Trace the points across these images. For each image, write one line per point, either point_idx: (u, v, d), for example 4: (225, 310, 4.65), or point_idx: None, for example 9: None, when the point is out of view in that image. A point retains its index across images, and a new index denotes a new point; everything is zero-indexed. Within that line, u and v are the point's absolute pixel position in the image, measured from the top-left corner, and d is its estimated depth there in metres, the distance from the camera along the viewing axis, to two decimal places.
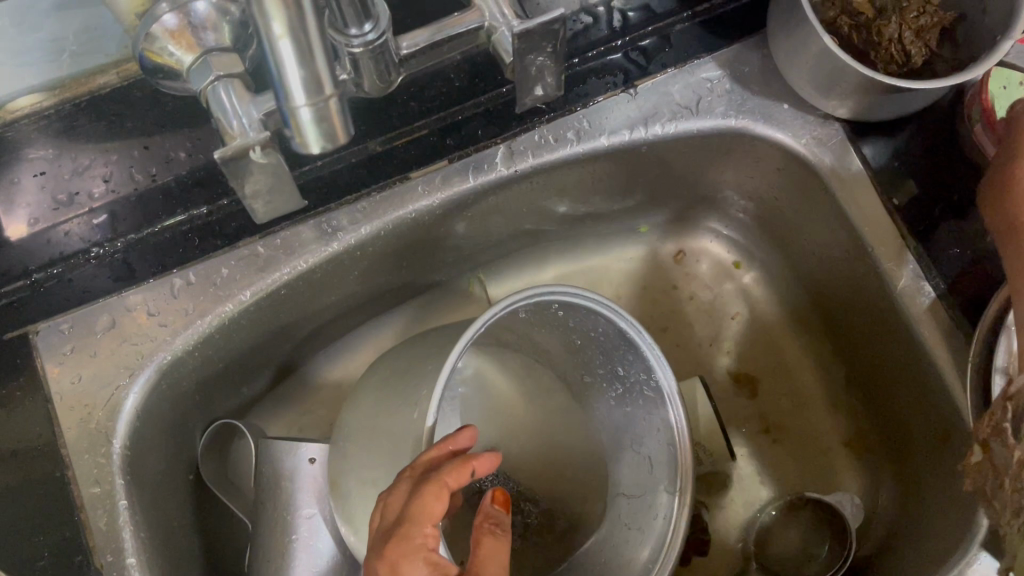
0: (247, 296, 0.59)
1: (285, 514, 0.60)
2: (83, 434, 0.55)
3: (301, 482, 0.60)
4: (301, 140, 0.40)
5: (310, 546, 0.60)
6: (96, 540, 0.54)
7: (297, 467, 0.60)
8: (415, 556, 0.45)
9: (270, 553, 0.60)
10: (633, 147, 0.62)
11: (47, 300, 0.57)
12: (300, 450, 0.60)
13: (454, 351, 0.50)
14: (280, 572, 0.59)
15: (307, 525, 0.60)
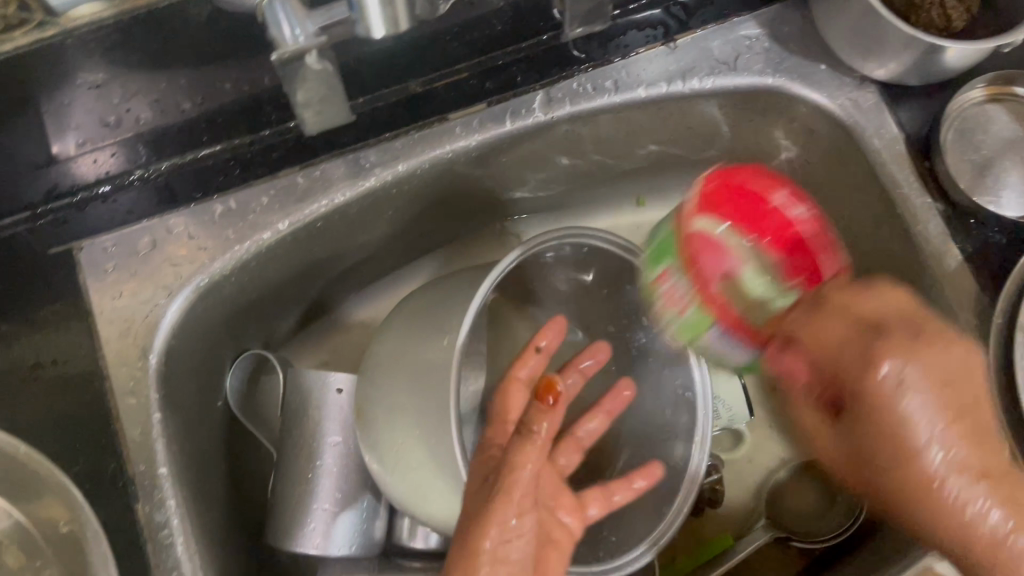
0: (285, 226, 0.60)
1: (311, 440, 0.62)
2: (122, 348, 0.57)
3: (329, 409, 0.62)
4: (364, 26, 0.45)
5: (334, 472, 0.62)
6: (131, 449, 0.55)
7: (324, 396, 0.62)
8: None
9: (296, 477, 0.62)
10: (669, 100, 0.63)
11: (93, 218, 0.59)
12: (328, 379, 0.62)
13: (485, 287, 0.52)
14: (305, 496, 0.61)
15: (333, 452, 0.62)
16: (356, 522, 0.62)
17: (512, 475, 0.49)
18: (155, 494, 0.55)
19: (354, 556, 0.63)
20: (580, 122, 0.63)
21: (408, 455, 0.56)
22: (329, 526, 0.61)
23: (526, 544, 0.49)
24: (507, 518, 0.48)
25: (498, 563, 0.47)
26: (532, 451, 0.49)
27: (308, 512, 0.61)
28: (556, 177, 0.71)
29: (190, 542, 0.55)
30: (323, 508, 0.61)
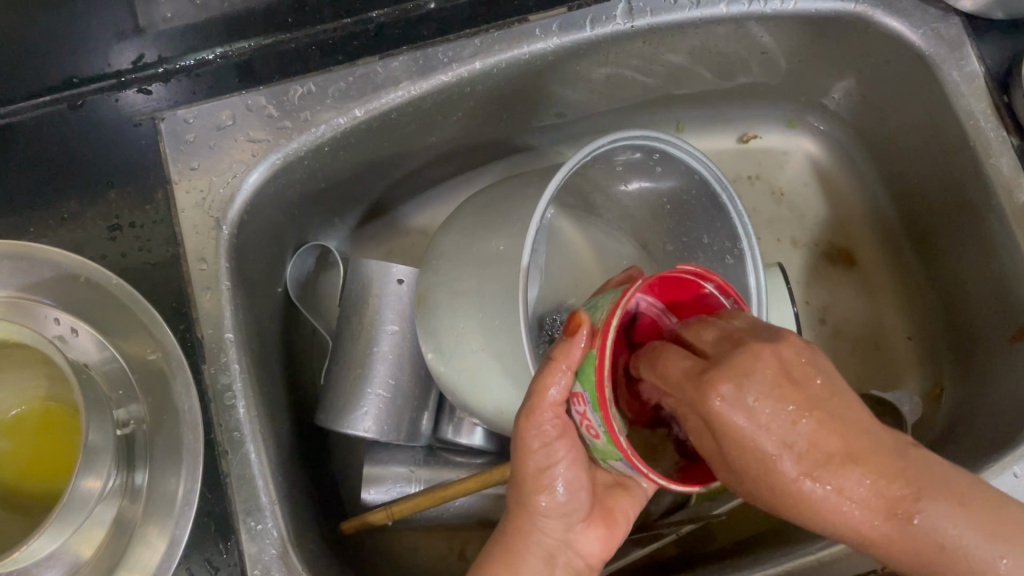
0: (361, 113, 0.61)
1: (370, 326, 0.63)
2: (197, 217, 0.58)
3: (391, 299, 0.63)
4: None
5: (390, 360, 0.63)
6: (200, 313, 0.57)
7: (385, 285, 0.63)
8: (545, 409, 0.47)
9: (352, 361, 0.63)
10: (749, 19, 0.62)
11: (176, 90, 0.61)
12: (390, 270, 0.63)
13: (563, 171, 0.52)
14: (360, 379, 0.63)
15: (390, 340, 0.63)
16: (405, 409, 0.64)
17: (528, 432, 0.48)
18: (220, 358, 0.56)
19: (402, 441, 0.65)
20: (658, 35, 0.63)
21: (462, 345, 0.57)
22: (382, 412, 0.63)
23: (578, 495, 0.51)
24: (553, 485, 0.50)
25: (562, 518, 0.51)
26: (547, 403, 0.47)
27: (363, 396, 0.63)
28: (624, 98, 0.71)
29: (250, 407, 0.56)
30: (376, 392, 0.63)
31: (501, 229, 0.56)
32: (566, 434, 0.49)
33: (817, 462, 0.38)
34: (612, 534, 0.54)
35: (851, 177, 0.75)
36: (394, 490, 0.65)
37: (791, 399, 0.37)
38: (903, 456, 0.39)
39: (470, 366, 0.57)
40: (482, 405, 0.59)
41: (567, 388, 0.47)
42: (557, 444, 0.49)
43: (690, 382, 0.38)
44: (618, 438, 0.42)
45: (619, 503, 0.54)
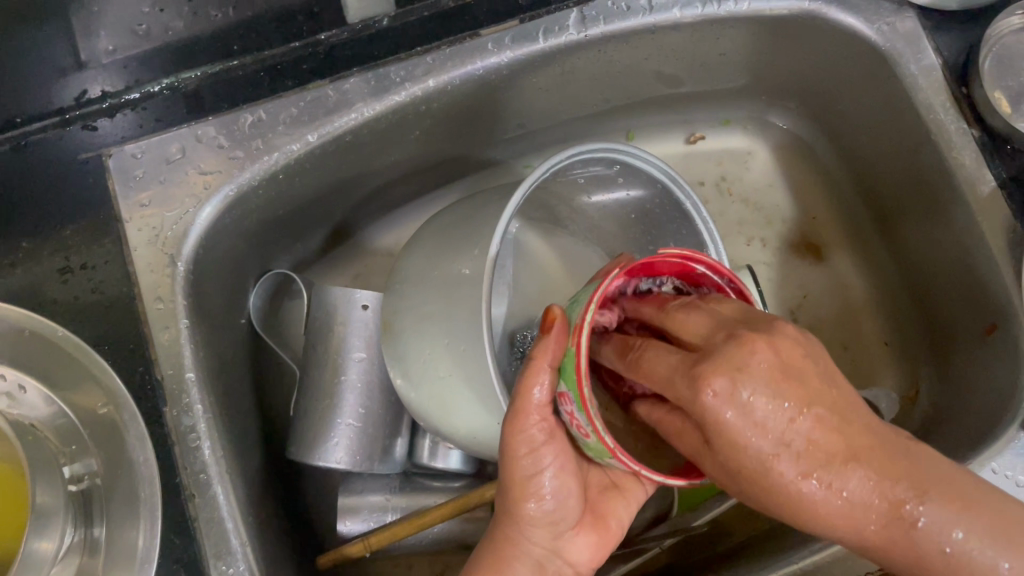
0: (315, 138, 0.59)
1: (335, 355, 0.62)
2: (151, 254, 0.57)
3: (356, 325, 0.62)
4: None
5: (359, 388, 0.62)
6: (159, 353, 0.55)
7: (350, 312, 0.62)
8: (530, 414, 0.47)
9: (320, 393, 0.62)
10: (704, 22, 0.61)
11: (122, 125, 0.59)
12: (354, 296, 0.62)
13: (518, 194, 0.51)
14: (330, 410, 0.62)
15: (358, 367, 0.62)
16: (377, 436, 0.63)
17: (516, 437, 0.47)
18: (183, 399, 0.55)
19: (376, 470, 0.63)
20: (613, 43, 0.62)
21: (430, 370, 0.55)
22: (354, 442, 0.62)
23: (567, 503, 0.50)
24: (540, 490, 0.49)
25: (549, 528, 0.50)
26: (531, 406, 0.46)
27: (332, 427, 0.61)
28: (584, 107, 0.70)
29: (216, 448, 0.55)
30: (348, 422, 0.61)
31: (464, 251, 0.54)
32: (553, 439, 0.48)
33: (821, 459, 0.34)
34: (602, 541, 0.53)
35: (816, 173, 0.75)
36: (371, 520, 0.64)
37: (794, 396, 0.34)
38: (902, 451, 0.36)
39: (439, 391, 0.55)
40: (453, 429, 0.58)
41: (551, 390, 0.46)
42: (544, 450, 0.48)
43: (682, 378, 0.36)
44: (603, 439, 0.41)
45: (613, 508, 0.53)
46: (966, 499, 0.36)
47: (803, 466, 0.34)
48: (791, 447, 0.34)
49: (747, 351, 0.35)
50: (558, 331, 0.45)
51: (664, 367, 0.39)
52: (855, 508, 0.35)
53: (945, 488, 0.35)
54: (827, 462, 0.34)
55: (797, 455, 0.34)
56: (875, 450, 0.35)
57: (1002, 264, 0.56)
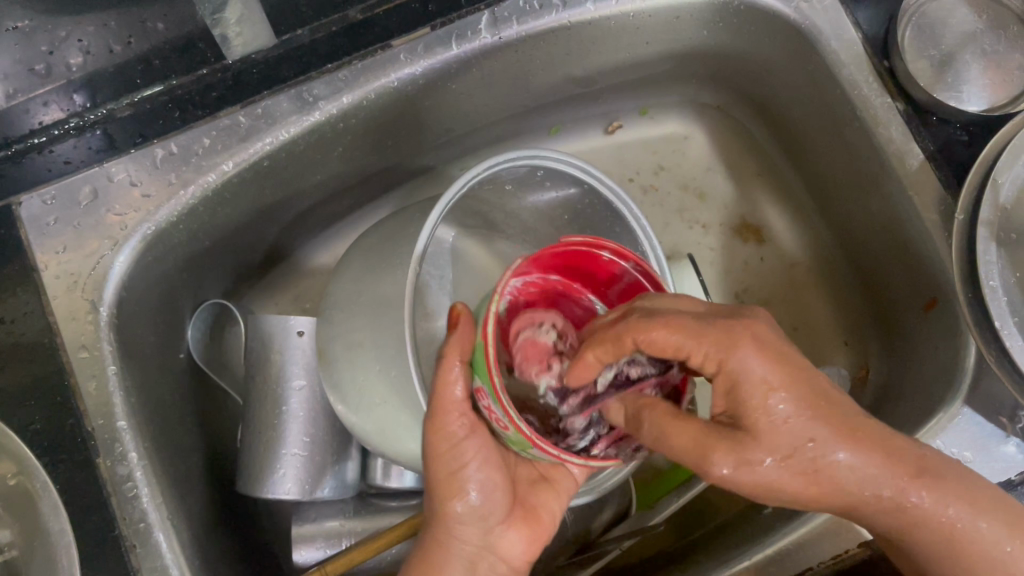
0: (230, 166, 0.58)
1: (274, 384, 0.61)
2: (70, 303, 0.55)
3: (291, 352, 0.61)
4: None
5: (302, 417, 0.61)
6: (87, 404, 0.54)
7: (285, 339, 0.61)
8: (451, 409, 0.46)
9: (262, 425, 0.61)
10: (620, 14, 0.60)
11: (28, 169, 0.57)
12: (289, 324, 0.61)
13: (438, 208, 0.50)
14: (273, 442, 0.60)
15: (299, 396, 0.61)
16: (325, 463, 0.62)
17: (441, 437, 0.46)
18: (116, 447, 0.54)
19: (326, 496, 0.62)
20: (529, 42, 0.61)
21: (366, 395, 0.54)
22: (300, 471, 0.61)
23: (493, 496, 0.48)
24: (467, 487, 0.47)
25: (479, 524, 0.48)
26: (450, 402, 0.46)
27: (277, 458, 0.60)
28: (512, 106, 0.68)
29: (156, 494, 0.54)
30: (293, 453, 0.60)
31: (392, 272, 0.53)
32: (475, 432, 0.47)
33: (818, 411, 0.41)
34: (537, 535, 0.50)
35: (752, 154, 0.74)
36: (327, 548, 0.62)
37: (778, 369, 0.40)
38: (858, 420, 0.42)
39: (378, 415, 0.54)
40: (396, 453, 0.57)
41: (468, 385, 0.46)
42: (467, 443, 0.47)
43: (607, 345, 0.41)
44: (520, 427, 0.40)
45: (545, 501, 0.51)
46: (892, 449, 0.43)
47: (786, 419, 0.40)
48: (782, 403, 0.40)
49: (653, 324, 0.40)
50: (465, 325, 0.46)
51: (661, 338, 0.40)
52: (800, 473, 0.41)
53: (892, 454, 0.42)
54: (804, 412, 0.41)
55: (792, 420, 0.40)
56: (817, 410, 0.41)
57: (938, 236, 0.56)
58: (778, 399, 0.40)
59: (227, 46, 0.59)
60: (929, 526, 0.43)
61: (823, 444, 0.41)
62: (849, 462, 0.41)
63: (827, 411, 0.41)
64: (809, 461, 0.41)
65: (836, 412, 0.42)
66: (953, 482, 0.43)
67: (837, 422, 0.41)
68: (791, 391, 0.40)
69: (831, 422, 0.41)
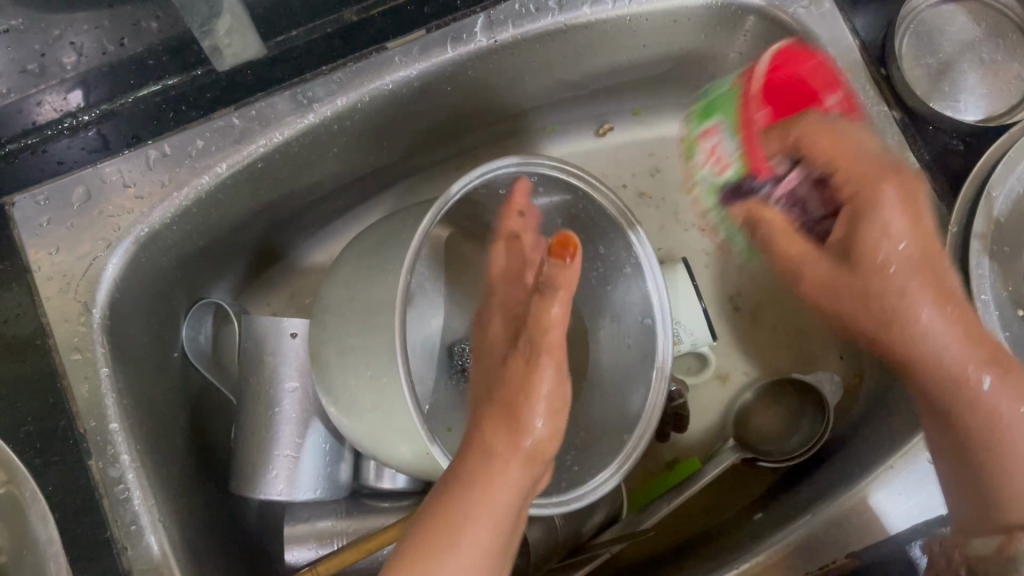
0: (224, 168, 0.58)
1: (266, 386, 0.61)
2: (63, 304, 0.56)
3: (284, 354, 0.61)
4: None
5: (294, 419, 0.61)
6: (79, 406, 0.54)
7: (278, 342, 0.61)
8: None
9: (255, 427, 0.61)
10: (616, 18, 0.60)
11: (22, 171, 0.57)
12: (283, 325, 0.61)
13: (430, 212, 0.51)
14: (266, 444, 0.61)
15: (292, 398, 0.61)
16: (319, 468, 0.62)
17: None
18: (108, 450, 0.54)
19: (320, 497, 0.63)
20: (526, 46, 0.61)
21: (356, 400, 0.54)
22: (293, 473, 0.61)
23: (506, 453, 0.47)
24: None
25: None
26: None
27: (269, 459, 0.61)
28: (509, 107, 0.68)
29: (148, 496, 0.54)
30: (285, 454, 0.61)
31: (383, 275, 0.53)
32: None
33: (942, 294, 0.53)
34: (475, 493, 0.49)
35: None
36: (319, 548, 0.63)
37: (914, 225, 0.54)
38: (960, 303, 0.53)
39: (369, 420, 0.55)
40: (389, 458, 0.57)
41: None
42: None
43: (871, 174, 0.55)
44: None
45: (473, 467, 0.51)
46: (1007, 367, 0.51)
47: (905, 251, 0.54)
48: (905, 244, 0.53)
49: (891, 182, 0.54)
50: None
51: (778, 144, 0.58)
52: (963, 343, 0.52)
53: (1001, 368, 0.51)
54: (938, 296, 0.53)
55: (894, 257, 0.53)
56: (951, 303, 0.53)
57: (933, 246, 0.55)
58: (895, 242, 0.53)
59: (219, 58, 0.56)
60: (980, 413, 0.51)
61: (960, 376, 0.52)
62: (990, 391, 0.51)
63: (952, 296, 0.53)
64: (960, 364, 0.52)
65: (963, 319, 0.53)
66: (1021, 382, 0.51)
67: (947, 297, 0.53)
68: (907, 273, 0.54)
69: (954, 330, 0.53)
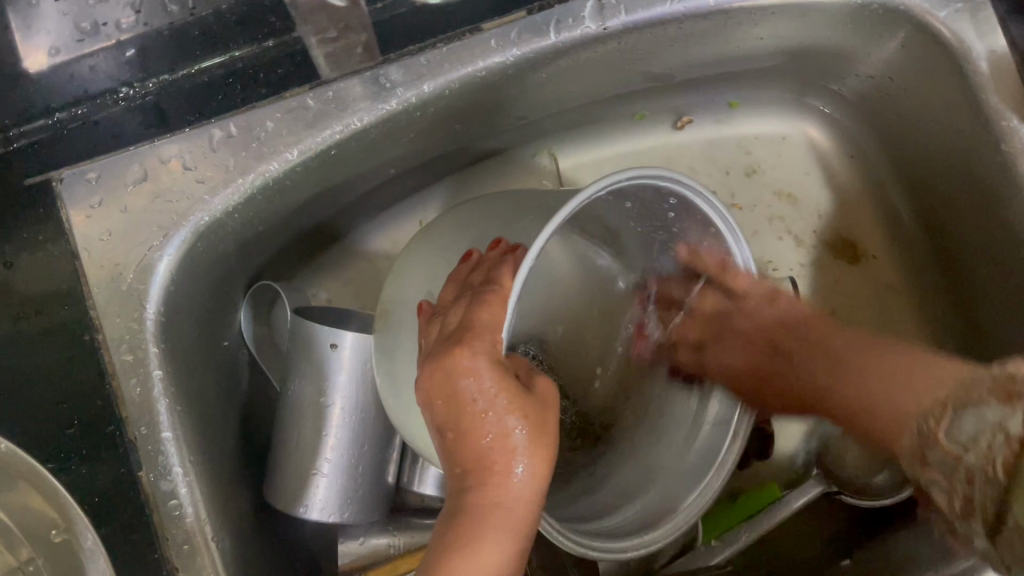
0: (294, 155, 0.52)
1: (313, 398, 0.56)
2: (114, 297, 0.50)
3: (333, 369, 0.55)
4: None
5: (338, 437, 0.56)
6: (129, 411, 0.50)
7: (322, 354, 0.55)
8: (484, 356, 0.42)
9: (302, 441, 0.56)
10: (742, 9, 0.53)
11: (73, 145, 0.51)
12: (324, 334, 0.55)
13: (552, 223, 0.40)
14: (308, 458, 0.56)
15: (335, 416, 0.56)
16: (360, 485, 0.57)
17: (434, 377, 0.43)
18: (159, 462, 0.49)
19: (358, 521, 0.59)
20: (636, 34, 0.54)
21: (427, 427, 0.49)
22: (340, 493, 0.57)
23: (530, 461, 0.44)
24: (490, 430, 0.43)
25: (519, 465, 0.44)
26: (472, 353, 0.42)
27: (312, 481, 0.56)
28: (599, 94, 0.62)
29: (201, 513, 0.50)
30: (322, 474, 0.56)
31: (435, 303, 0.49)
32: (493, 375, 0.42)
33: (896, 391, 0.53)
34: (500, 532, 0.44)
35: (858, 164, 0.68)
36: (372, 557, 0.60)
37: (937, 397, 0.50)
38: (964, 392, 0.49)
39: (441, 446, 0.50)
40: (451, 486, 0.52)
41: (492, 356, 0.42)
42: (484, 380, 0.42)
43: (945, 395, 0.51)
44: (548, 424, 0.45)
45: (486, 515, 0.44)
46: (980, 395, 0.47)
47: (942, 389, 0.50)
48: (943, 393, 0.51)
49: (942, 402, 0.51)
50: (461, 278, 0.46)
51: (485, 316, 0.43)
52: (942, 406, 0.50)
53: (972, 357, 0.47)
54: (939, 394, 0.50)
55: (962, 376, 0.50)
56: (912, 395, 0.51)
57: None
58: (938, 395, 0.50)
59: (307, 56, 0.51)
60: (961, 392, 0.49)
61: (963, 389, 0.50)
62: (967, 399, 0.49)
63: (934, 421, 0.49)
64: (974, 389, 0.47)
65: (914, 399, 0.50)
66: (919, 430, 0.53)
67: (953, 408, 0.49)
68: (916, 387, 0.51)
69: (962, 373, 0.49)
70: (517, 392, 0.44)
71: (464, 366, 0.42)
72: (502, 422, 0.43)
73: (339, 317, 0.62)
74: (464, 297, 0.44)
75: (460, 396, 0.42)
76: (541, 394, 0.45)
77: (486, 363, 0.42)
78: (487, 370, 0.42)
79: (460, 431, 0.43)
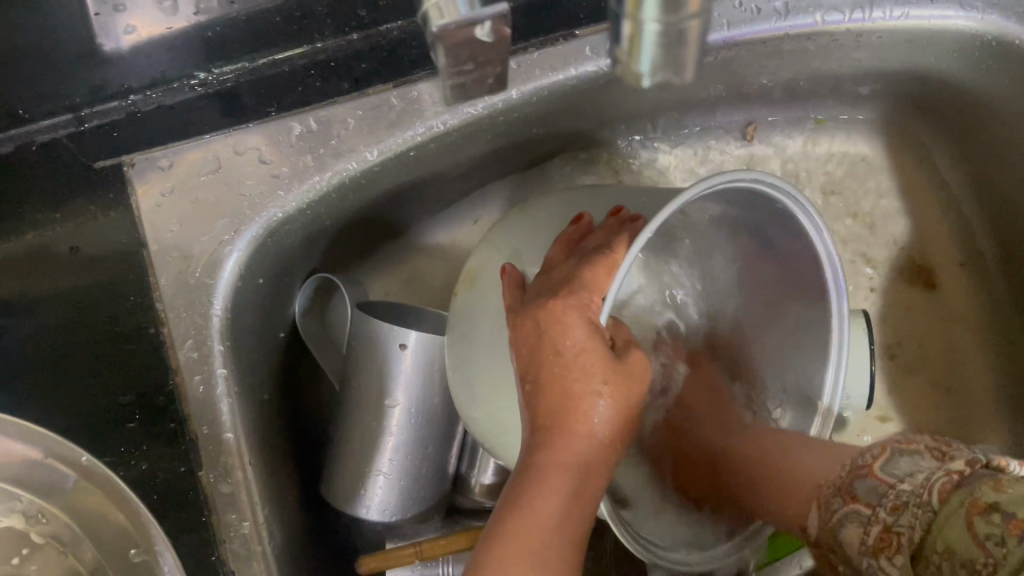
0: (374, 155, 0.50)
1: (373, 400, 0.54)
2: (180, 291, 0.49)
3: (395, 372, 0.53)
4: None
5: (398, 441, 0.54)
6: (191, 408, 0.49)
7: (388, 354, 0.53)
8: (577, 314, 0.41)
9: (359, 443, 0.55)
10: (847, 31, 0.51)
11: (143, 130, 0.48)
12: (391, 334, 0.53)
13: (656, 220, 0.39)
14: (364, 461, 0.55)
15: (394, 417, 0.54)
16: (418, 483, 0.56)
17: (524, 325, 0.43)
18: (220, 462, 0.49)
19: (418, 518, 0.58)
20: (737, 49, 0.51)
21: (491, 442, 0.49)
22: (393, 493, 0.55)
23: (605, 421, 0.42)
24: (574, 384, 0.41)
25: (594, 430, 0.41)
26: (562, 308, 0.41)
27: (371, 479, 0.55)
28: (682, 101, 0.59)
29: (256, 516, 0.50)
30: (380, 474, 0.55)
31: (523, 273, 0.48)
32: (581, 334, 0.41)
33: None
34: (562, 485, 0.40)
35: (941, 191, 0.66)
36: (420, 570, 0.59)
37: None
38: None
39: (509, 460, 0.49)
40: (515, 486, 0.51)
41: (588, 318, 0.41)
42: (573, 335, 0.41)
43: None
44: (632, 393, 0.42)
45: (551, 466, 0.41)
46: None
47: None
48: None
49: None
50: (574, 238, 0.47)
51: (590, 275, 0.42)
52: None
53: None
54: None
55: None
56: None
57: None
58: None
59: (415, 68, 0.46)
60: None
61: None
62: None
63: None
64: None
65: None
66: None
67: None
68: None
69: None
70: (606, 358, 0.42)
71: (557, 313, 0.41)
72: (585, 382, 0.41)
73: (399, 315, 0.60)
74: (574, 258, 0.45)
75: (545, 347, 0.41)
76: (633, 364, 0.42)
77: (578, 318, 0.41)
78: (580, 326, 0.41)
79: (539, 382, 0.42)
